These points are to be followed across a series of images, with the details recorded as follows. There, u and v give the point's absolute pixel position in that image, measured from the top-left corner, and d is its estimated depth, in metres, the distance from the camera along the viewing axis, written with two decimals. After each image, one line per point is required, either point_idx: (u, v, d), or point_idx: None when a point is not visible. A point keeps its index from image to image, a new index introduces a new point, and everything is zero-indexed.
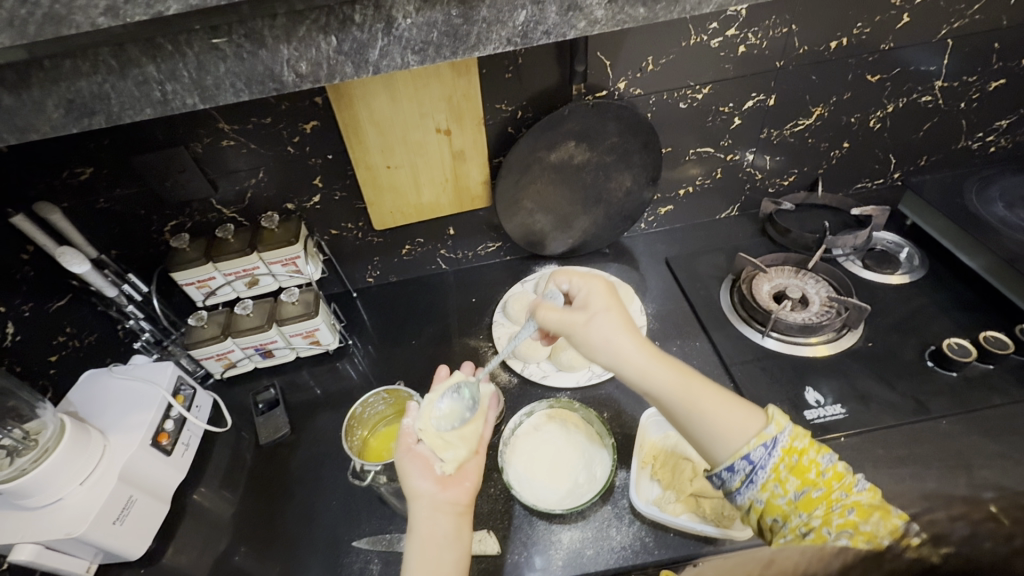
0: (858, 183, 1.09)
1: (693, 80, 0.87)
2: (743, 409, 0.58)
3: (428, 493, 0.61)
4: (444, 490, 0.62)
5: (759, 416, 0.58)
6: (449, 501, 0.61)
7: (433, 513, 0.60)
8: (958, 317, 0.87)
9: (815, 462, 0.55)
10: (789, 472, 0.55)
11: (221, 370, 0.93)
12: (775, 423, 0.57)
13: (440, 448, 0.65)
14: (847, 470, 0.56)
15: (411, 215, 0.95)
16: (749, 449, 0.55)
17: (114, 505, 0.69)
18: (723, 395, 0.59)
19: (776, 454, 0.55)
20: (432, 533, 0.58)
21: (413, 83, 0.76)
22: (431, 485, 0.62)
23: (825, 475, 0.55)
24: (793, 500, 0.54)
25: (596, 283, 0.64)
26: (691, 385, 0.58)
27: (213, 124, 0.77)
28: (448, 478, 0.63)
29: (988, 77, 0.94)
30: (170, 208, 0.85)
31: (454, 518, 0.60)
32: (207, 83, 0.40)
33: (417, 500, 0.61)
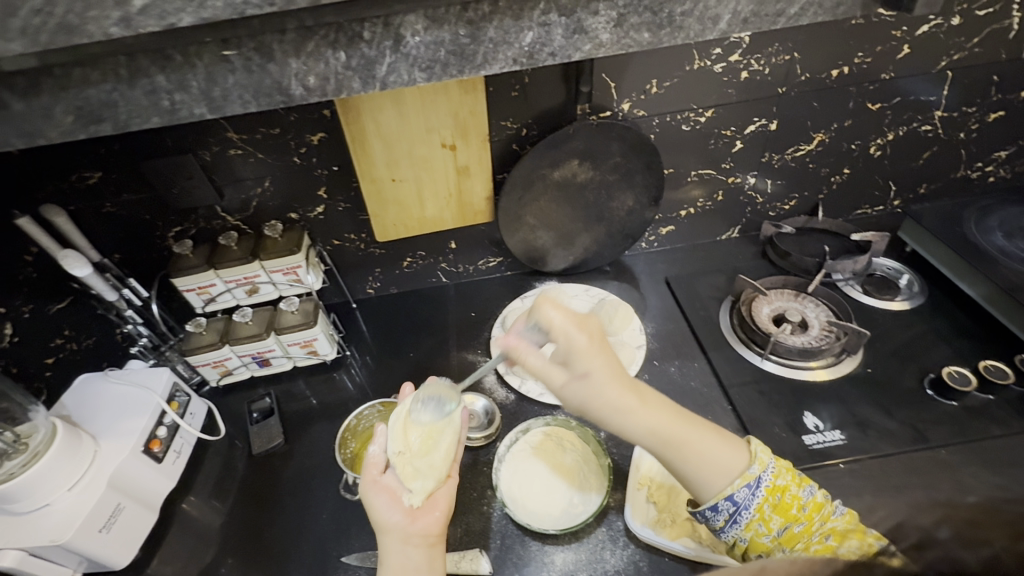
0: (859, 209, 1.10)
1: (696, 104, 0.88)
2: (726, 446, 0.58)
3: (397, 526, 0.60)
4: (412, 522, 0.60)
5: (743, 454, 0.58)
6: (416, 533, 0.60)
7: (401, 546, 0.59)
8: (958, 345, 0.87)
9: (796, 498, 0.57)
10: (773, 512, 0.56)
11: (217, 377, 0.92)
12: (758, 462, 0.58)
13: (410, 476, 0.62)
14: (824, 500, 0.58)
15: (413, 228, 0.95)
16: (732, 492, 0.56)
17: (102, 512, 0.68)
18: (710, 438, 0.57)
19: (760, 494, 0.56)
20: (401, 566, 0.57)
21: (421, 99, 0.77)
22: (399, 518, 0.60)
23: (806, 508, 0.56)
24: (776, 537, 0.56)
25: (576, 335, 0.52)
26: (678, 431, 0.56)
27: (221, 133, 0.78)
28: (416, 509, 0.61)
29: (988, 108, 0.95)
30: (174, 215, 0.86)
31: (425, 549, 0.59)
32: (215, 94, 0.41)
33: (388, 534, 0.60)
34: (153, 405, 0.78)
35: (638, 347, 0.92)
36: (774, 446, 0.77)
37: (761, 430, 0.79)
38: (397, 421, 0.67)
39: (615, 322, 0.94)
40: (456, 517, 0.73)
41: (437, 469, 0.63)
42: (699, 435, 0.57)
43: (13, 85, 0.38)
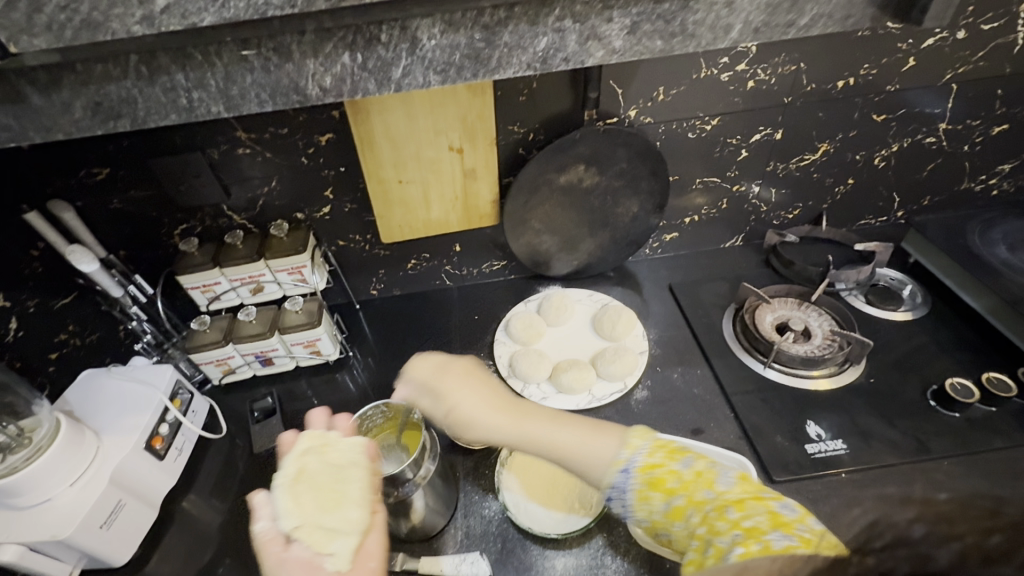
0: (862, 219, 1.10)
1: (703, 112, 0.88)
2: (600, 433, 0.58)
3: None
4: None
5: (615, 440, 0.57)
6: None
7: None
8: (961, 357, 0.87)
9: (671, 472, 0.53)
10: (652, 490, 0.53)
11: (220, 375, 0.93)
12: (629, 446, 0.55)
13: (320, 539, 0.53)
14: (709, 469, 0.53)
15: (419, 230, 0.95)
16: (611, 473, 0.55)
17: (103, 508, 0.68)
18: (580, 431, 0.58)
19: (632, 475, 0.54)
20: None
21: (429, 102, 0.78)
22: None
23: (686, 479, 0.52)
24: (664, 516, 0.52)
25: (457, 364, 0.68)
26: (537, 432, 0.60)
27: (230, 133, 0.79)
28: (343, 573, 0.51)
29: (992, 122, 0.96)
30: (181, 213, 0.86)
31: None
32: (233, 93, 0.41)
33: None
34: (156, 402, 0.78)
35: (640, 353, 0.93)
36: (776, 454, 0.77)
37: (763, 437, 0.79)
38: (283, 484, 0.58)
39: (618, 328, 0.94)
40: (457, 519, 0.73)
41: (344, 523, 0.55)
42: (572, 432, 0.58)
43: (34, 80, 0.38)
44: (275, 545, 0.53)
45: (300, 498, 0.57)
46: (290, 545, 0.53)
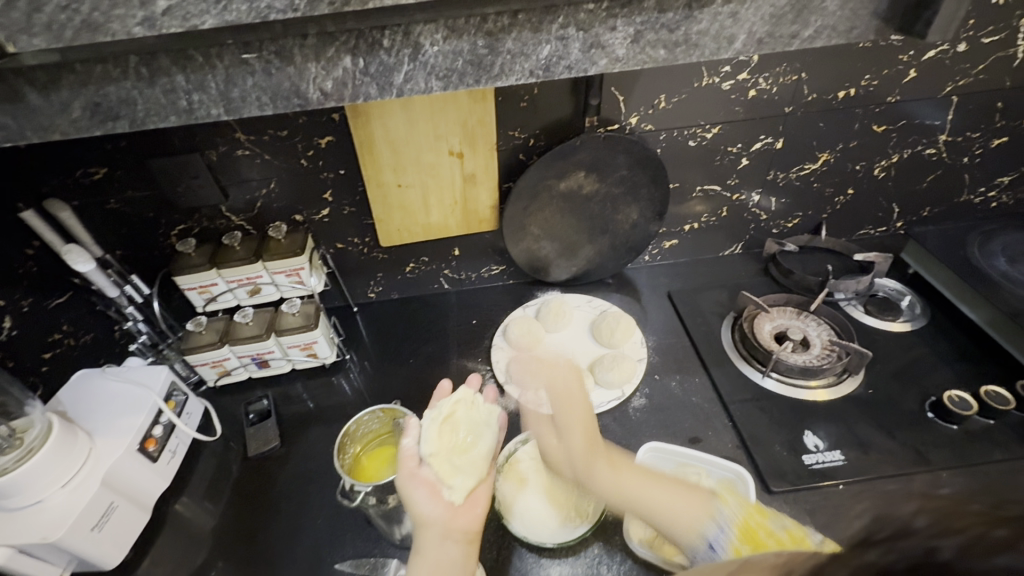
0: (862, 229, 1.10)
1: (704, 120, 0.88)
2: (690, 493, 0.61)
3: (435, 519, 0.59)
4: (454, 517, 0.60)
5: (713, 501, 0.59)
6: (458, 529, 0.59)
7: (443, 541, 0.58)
8: (959, 369, 0.87)
9: (767, 530, 0.53)
10: (741, 542, 0.51)
11: (215, 377, 0.92)
12: (729, 504, 0.58)
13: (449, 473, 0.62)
14: (801, 536, 0.53)
15: (418, 234, 0.95)
16: (704, 530, 0.55)
17: (94, 510, 0.67)
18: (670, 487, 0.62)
19: (732, 529, 0.54)
20: (440, 564, 0.56)
21: (430, 106, 0.77)
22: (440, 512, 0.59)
23: (774, 538, 0.52)
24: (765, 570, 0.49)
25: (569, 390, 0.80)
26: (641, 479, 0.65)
27: (230, 134, 0.78)
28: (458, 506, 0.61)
29: (992, 134, 0.96)
30: (179, 213, 0.86)
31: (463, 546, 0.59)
32: (233, 96, 0.41)
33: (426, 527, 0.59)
34: (150, 403, 0.77)
35: (639, 360, 0.92)
36: (774, 465, 0.77)
37: (761, 447, 0.79)
38: (434, 416, 0.67)
39: (616, 335, 0.94)
40: None
41: (473, 470, 0.64)
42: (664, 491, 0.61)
43: (33, 79, 0.38)
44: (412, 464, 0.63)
45: (439, 432, 0.66)
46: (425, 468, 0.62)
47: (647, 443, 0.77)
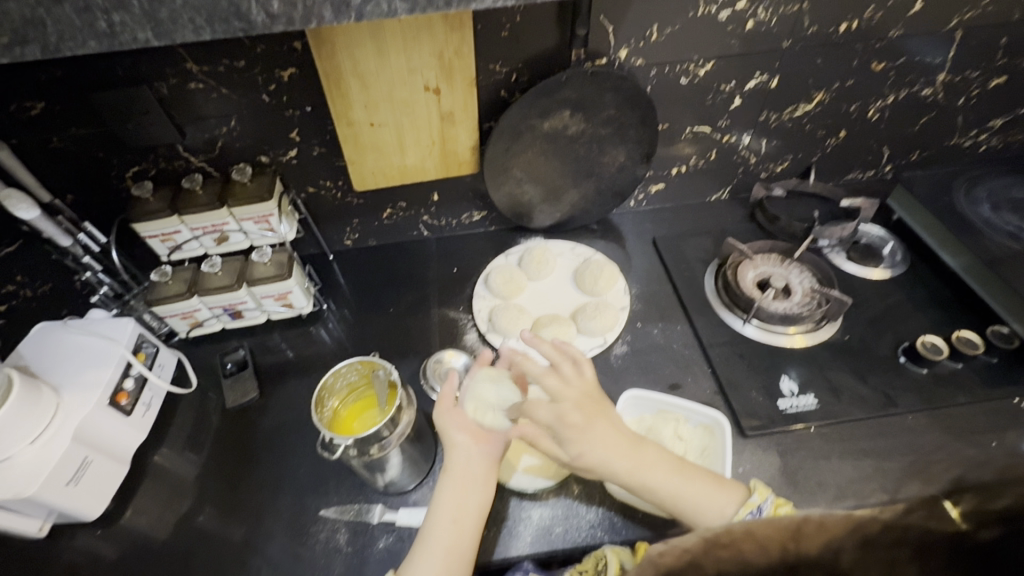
0: (850, 173, 1.08)
1: (697, 55, 0.83)
2: (720, 488, 0.60)
3: (463, 441, 0.63)
4: (478, 443, 0.63)
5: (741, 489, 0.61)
6: (481, 453, 0.63)
7: (468, 460, 0.62)
8: (934, 315, 0.88)
9: None
10: None
11: (187, 328, 0.89)
12: (758, 493, 0.60)
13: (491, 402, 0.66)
14: None
15: (393, 177, 0.90)
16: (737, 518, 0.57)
17: (68, 465, 0.66)
18: (704, 485, 0.59)
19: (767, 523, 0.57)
20: (464, 480, 0.61)
21: (402, 36, 0.70)
22: (465, 438, 0.63)
23: None
24: None
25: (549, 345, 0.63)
26: (675, 483, 0.59)
27: (179, 64, 0.70)
28: (480, 432, 0.64)
29: (991, 74, 0.93)
30: (132, 153, 0.79)
31: (487, 467, 0.63)
32: (162, 16, 0.36)
33: (455, 447, 0.63)
34: (117, 356, 0.74)
35: (621, 309, 0.91)
36: (749, 409, 0.78)
37: (737, 393, 0.80)
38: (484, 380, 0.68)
39: (600, 283, 0.92)
40: (435, 473, 0.75)
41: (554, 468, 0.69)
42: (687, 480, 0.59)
43: None
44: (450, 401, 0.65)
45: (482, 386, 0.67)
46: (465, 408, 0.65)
47: (628, 391, 0.78)
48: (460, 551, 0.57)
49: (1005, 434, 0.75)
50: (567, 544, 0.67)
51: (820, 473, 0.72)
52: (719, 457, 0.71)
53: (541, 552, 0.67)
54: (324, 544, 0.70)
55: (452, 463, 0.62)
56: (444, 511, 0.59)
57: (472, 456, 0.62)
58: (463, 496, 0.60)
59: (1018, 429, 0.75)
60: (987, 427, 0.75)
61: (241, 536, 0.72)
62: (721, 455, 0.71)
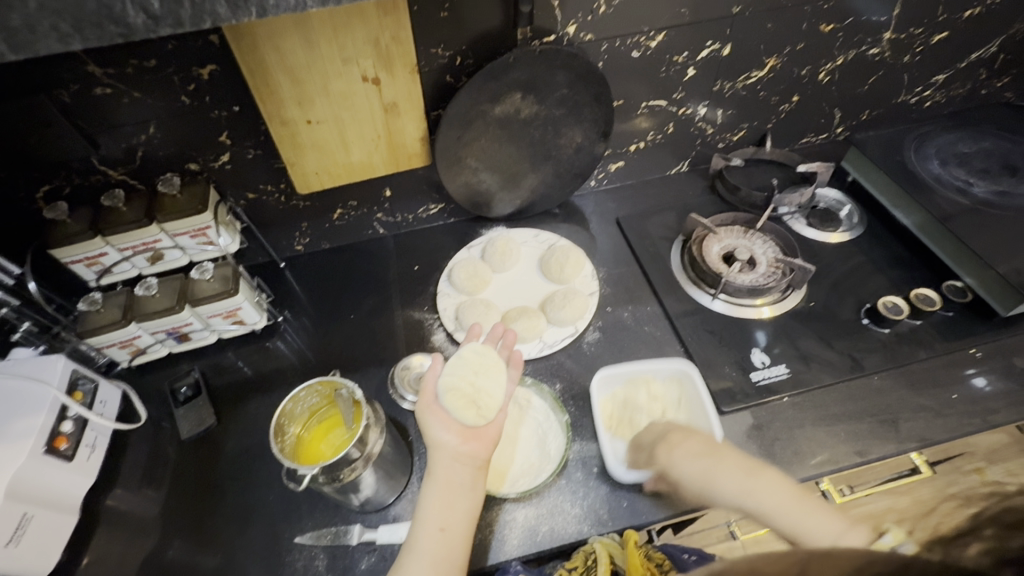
0: (804, 137, 1.09)
1: (647, 26, 0.80)
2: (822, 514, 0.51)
3: (449, 445, 0.60)
4: (466, 443, 0.61)
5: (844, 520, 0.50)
6: (470, 453, 0.61)
7: (453, 464, 0.60)
8: (892, 274, 0.90)
9: None
10: None
11: (129, 357, 0.82)
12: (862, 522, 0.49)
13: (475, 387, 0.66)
14: None
15: (340, 176, 0.84)
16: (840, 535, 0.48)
17: (6, 524, 0.60)
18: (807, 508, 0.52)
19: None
20: (451, 486, 0.59)
21: (331, 22, 0.64)
22: (452, 437, 0.61)
23: None
24: None
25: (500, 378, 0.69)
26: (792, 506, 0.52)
27: (80, 68, 0.62)
28: (469, 431, 0.62)
29: (933, 30, 0.93)
30: (40, 171, 0.70)
31: (473, 470, 0.61)
32: (13, 25, 0.30)
33: (439, 449, 0.60)
34: (50, 399, 0.68)
35: (590, 294, 0.90)
36: (723, 385, 0.78)
37: (711, 369, 0.80)
38: (462, 360, 0.68)
39: (566, 270, 0.90)
40: (414, 483, 0.73)
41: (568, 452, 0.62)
42: (809, 513, 0.51)
43: None
44: (431, 395, 0.64)
45: (464, 361, 0.69)
46: (443, 402, 0.63)
47: (601, 370, 0.78)
48: (449, 558, 0.55)
49: (964, 386, 0.77)
50: (553, 543, 0.66)
51: (796, 442, 0.73)
52: (697, 405, 0.75)
53: (528, 554, 0.65)
54: (302, 572, 0.67)
55: (436, 467, 0.60)
56: (431, 517, 0.57)
57: (456, 460, 0.60)
58: (451, 501, 0.58)
59: (976, 379, 0.78)
60: (946, 380, 0.78)
61: (212, 574, 0.68)
62: (698, 401, 0.74)
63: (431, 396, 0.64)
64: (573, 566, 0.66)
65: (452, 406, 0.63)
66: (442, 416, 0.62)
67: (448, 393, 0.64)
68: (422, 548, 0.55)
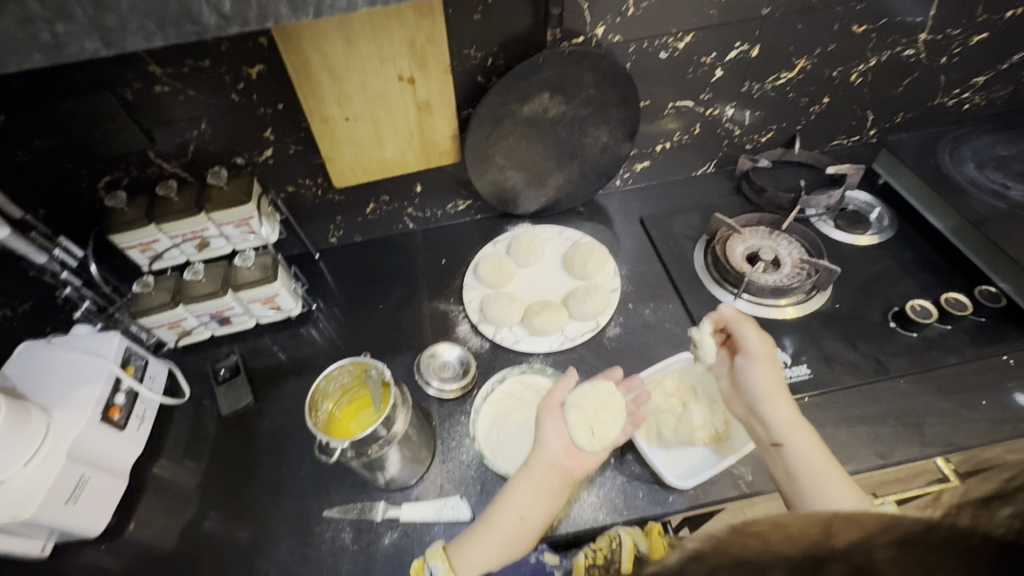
0: (835, 140, 1.08)
1: (675, 27, 0.81)
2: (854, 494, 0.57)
3: (552, 454, 0.63)
4: (567, 457, 0.64)
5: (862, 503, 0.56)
6: (566, 468, 0.63)
7: (549, 469, 0.63)
8: (922, 278, 0.89)
9: None
10: None
11: (175, 338, 0.88)
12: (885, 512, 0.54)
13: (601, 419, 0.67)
14: None
15: (374, 171, 0.88)
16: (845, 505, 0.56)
17: (64, 484, 0.65)
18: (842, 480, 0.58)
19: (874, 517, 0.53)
20: (540, 487, 0.62)
21: (371, 25, 0.68)
22: (558, 447, 0.64)
23: None
24: None
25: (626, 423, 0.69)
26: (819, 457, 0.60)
27: (142, 67, 0.68)
28: (574, 448, 0.65)
29: (972, 31, 0.92)
30: (101, 162, 0.76)
31: (563, 481, 0.63)
32: (109, 24, 0.34)
33: (544, 451, 0.64)
34: (106, 372, 0.73)
35: (612, 291, 0.91)
36: None
37: None
38: (598, 391, 0.70)
39: (589, 266, 0.92)
40: (436, 466, 0.75)
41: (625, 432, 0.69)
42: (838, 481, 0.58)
43: None
44: (556, 402, 0.68)
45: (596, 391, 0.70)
46: (566, 414, 0.66)
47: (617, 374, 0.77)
48: (517, 545, 0.59)
49: (995, 393, 0.76)
50: (570, 529, 0.68)
51: None
52: (710, 384, 0.77)
53: (546, 540, 0.67)
54: (329, 544, 0.71)
55: (534, 465, 0.63)
56: (515, 507, 0.60)
57: (551, 467, 0.63)
58: (536, 501, 0.61)
59: (1008, 386, 0.76)
60: (977, 386, 0.76)
61: (247, 541, 0.72)
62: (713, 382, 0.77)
63: (558, 402, 0.67)
64: (597, 547, 0.64)
65: (577, 428, 0.65)
66: (555, 423, 0.66)
67: (576, 416, 0.66)
68: (497, 525, 0.59)
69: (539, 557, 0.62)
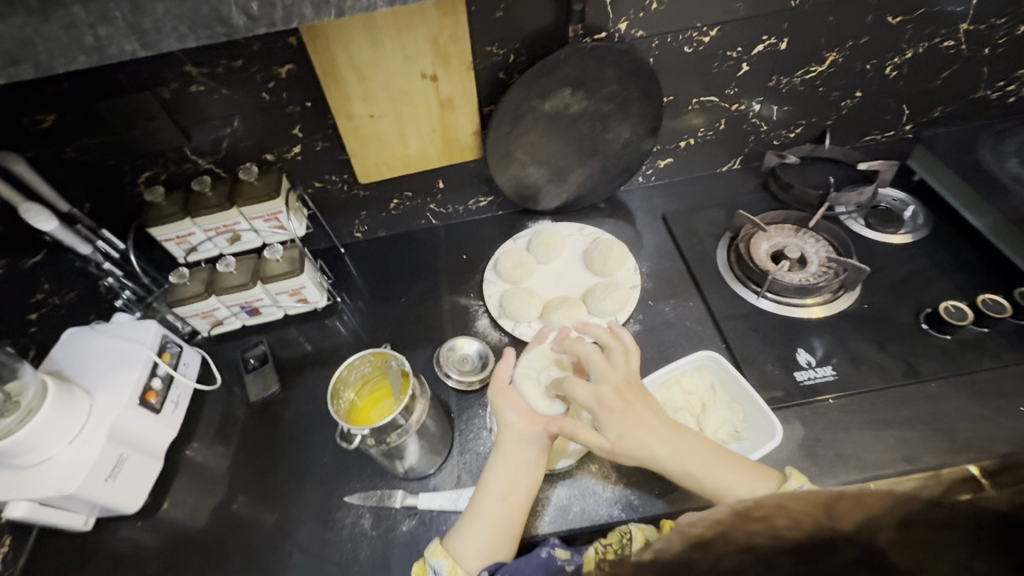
0: (868, 135, 1.04)
1: (700, 21, 0.80)
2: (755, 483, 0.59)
3: (517, 427, 0.63)
4: (532, 426, 0.63)
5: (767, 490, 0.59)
6: (535, 437, 0.63)
7: (518, 444, 0.63)
8: (957, 278, 0.85)
9: None
10: None
11: (208, 327, 0.92)
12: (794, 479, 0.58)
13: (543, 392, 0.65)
14: None
15: (397, 167, 0.90)
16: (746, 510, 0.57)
17: (105, 463, 0.69)
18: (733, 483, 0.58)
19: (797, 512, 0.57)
20: (515, 463, 0.62)
21: (395, 24, 0.69)
22: (519, 419, 0.64)
23: None
24: None
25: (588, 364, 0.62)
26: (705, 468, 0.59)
27: (179, 68, 0.71)
28: (537, 415, 0.64)
29: (1018, 20, 0.87)
30: (141, 158, 0.80)
31: (540, 450, 0.63)
32: (146, 27, 0.37)
33: (508, 429, 0.64)
34: (143, 358, 0.77)
35: (632, 288, 0.91)
36: (765, 383, 0.78)
37: (753, 367, 0.80)
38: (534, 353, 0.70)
39: (610, 263, 0.91)
40: (454, 456, 0.77)
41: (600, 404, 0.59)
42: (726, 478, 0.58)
43: None
44: (504, 381, 0.68)
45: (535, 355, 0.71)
46: (517, 386, 0.66)
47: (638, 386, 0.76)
48: (508, 527, 0.60)
49: None
50: (584, 523, 0.68)
51: (840, 445, 0.71)
52: (730, 385, 0.76)
53: (560, 532, 0.68)
54: (349, 529, 0.73)
55: (505, 446, 0.63)
56: (495, 488, 0.61)
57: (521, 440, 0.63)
58: (514, 478, 0.61)
59: None
60: (1014, 391, 0.73)
61: (272, 524, 0.75)
62: (734, 386, 0.76)
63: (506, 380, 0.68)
64: (608, 542, 0.63)
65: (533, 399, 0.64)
66: (512, 400, 0.66)
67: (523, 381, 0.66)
68: (480, 512, 0.60)
69: (550, 552, 0.62)
